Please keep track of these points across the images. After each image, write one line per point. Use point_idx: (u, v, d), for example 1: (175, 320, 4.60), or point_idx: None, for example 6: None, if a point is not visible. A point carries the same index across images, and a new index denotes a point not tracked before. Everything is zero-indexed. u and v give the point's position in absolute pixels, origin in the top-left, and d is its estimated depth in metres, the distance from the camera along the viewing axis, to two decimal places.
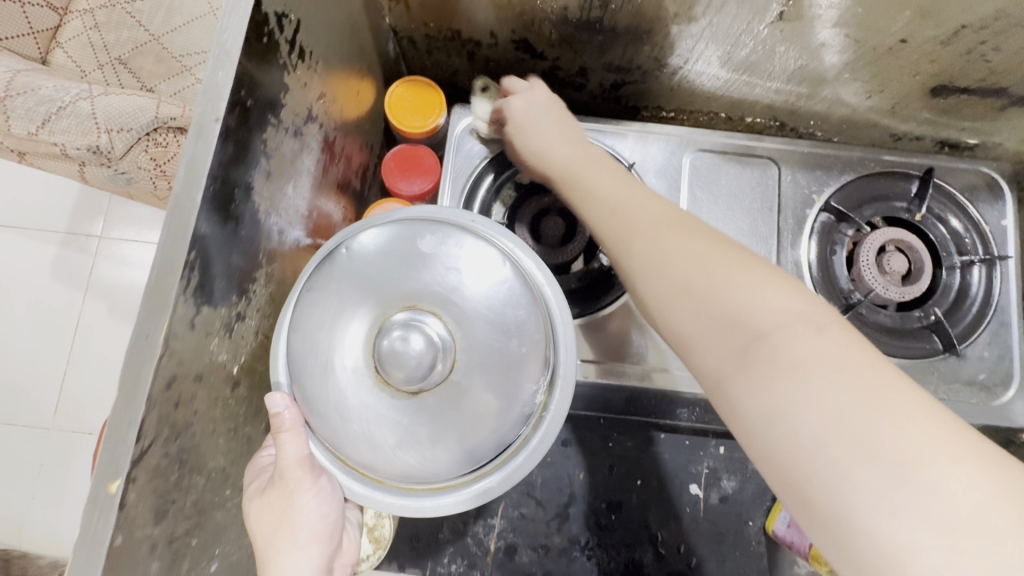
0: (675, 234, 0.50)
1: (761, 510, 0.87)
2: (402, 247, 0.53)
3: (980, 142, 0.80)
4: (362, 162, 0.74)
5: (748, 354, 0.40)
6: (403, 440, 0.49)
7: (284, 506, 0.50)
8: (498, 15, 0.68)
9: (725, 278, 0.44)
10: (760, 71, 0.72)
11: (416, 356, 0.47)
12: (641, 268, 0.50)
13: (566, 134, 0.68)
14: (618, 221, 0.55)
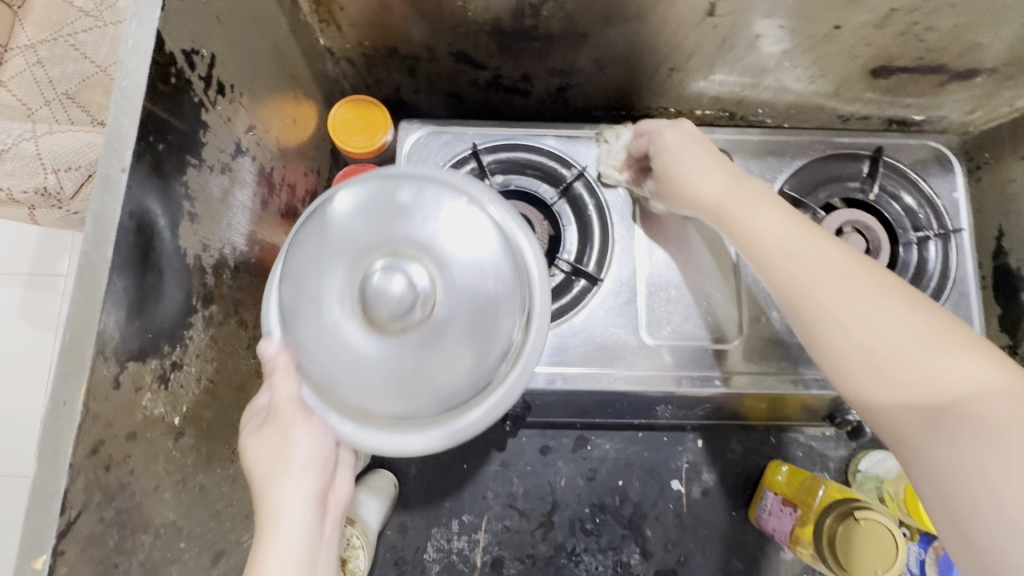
0: (866, 287, 0.45)
1: (743, 500, 0.87)
2: (384, 191, 0.48)
3: (925, 118, 0.81)
4: (308, 188, 0.72)
5: (939, 419, 0.39)
6: (382, 383, 0.46)
7: (278, 441, 0.48)
8: (432, 29, 0.67)
9: (927, 344, 0.41)
10: (702, 65, 0.71)
11: (398, 296, 0.42)
12: (823, 320, 0.46)
13: (718, 165, 0.58)
14: (794, 262, 0.48)
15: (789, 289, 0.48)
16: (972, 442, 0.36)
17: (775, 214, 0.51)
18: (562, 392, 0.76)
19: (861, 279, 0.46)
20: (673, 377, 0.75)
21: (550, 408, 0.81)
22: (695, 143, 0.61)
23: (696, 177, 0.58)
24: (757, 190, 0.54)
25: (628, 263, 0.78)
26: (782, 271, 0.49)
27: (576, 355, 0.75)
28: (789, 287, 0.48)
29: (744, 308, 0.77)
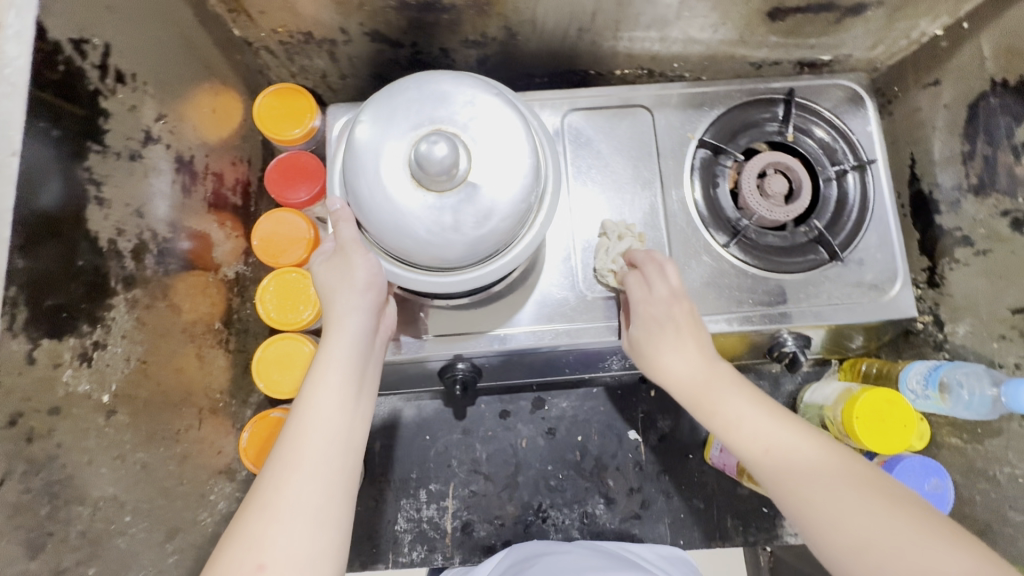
0: (850, 489, 0.52)
1: (698, 443, 0.90)
2: (430, 86, 0.62)
3: (832, 57, 0.84)
4: (239, 178, 0.74)
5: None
6: (433, 230, 0.59)
7: (342, 265, 0.61)
8: (339, 10, 0.68)
9: (909, 537, 0.48)
10: (608, 23, 0.74)
11: (440, 159, 0.56)
12: (815, 516, 0.52)
13: (703, 349, 0.63)
14: (782, 462, 0.55)
15: (782, 488, 0.54)
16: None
17: (752, 407, 0.59)
18: (509, 353, 0.79)
19: (846, 475, 0.53)
20: (613, 327, 0.78)
21: (502, 371, 0.85)
22: (685, 319, 0.64)
23: (687, 360, 0.62)
24: (736, 379, 0.61)
25: (559, 224, 0.82)
26: (775, 472, 0.55)
27: (516, 315, 0.78)
28: (783, 486, 0.54)
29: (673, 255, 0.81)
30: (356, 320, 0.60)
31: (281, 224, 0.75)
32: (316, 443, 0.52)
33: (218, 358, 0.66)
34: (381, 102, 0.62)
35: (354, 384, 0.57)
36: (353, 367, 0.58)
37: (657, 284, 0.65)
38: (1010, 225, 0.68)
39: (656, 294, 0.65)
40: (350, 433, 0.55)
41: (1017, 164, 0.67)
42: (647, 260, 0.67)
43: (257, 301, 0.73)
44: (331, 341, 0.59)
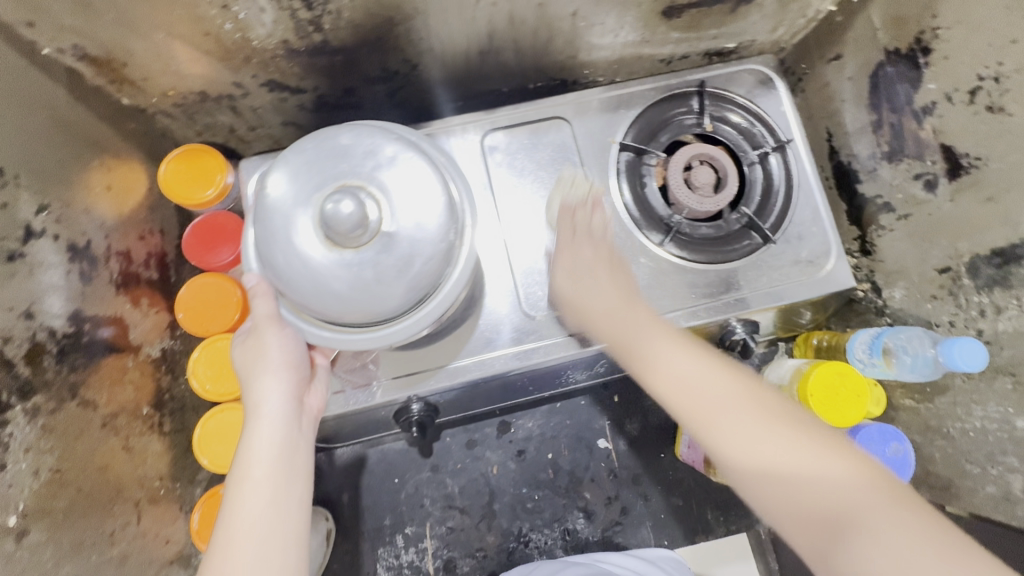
0: (752, 408, 0.54)
1: (668, 440, 0.90)
2: (327, 144, 0.60)
3: (736, 44, 0.85)
4: (151, 251, 0.71)
5: (833, 526, 0.46)
6: (356, 286, 0.58)
7: (257, 345, 0.62)
8: (227, 67, 0.66)
9: (799, 449, 0.50)
10: (507, 40, 0.73)
11: (348, 215, 0.55)
12: (726, 445, 0.53)
13: (618, 286, 0.68)
14: (686, 377, 0.58)
15: (683, 405, 0.57)
16: (864, 553, 0.44)
17: (662, 335, 0.62)
18: (463, 385, 0.78)
19: (751, 400, 0.55)
20: (561, 343, 0.77)
21: (459, 403, 0.83)
22: (597, 257, 0.71)
23: (604, 300, 0.67)
24: (655, 326, 0.63)
25: (493, 246, 0.80)
26: (676, 387, 0.58)
27: (462, 344, 0.77)
28: (684, 403, 0.57)
29: None
30: (277, 404, 0.60)
31: (205, 291, 0.72)
32: (246, 545, 0.52)
33: (152, 444, 0.64)
34: (280, 166, 0.60)
35: (281, 476, 0.57)
36: (279, 455, 0.58)
37: (598, 230, 0.73)
38: (923, 187, 0.69)
39: (586, 236, 0.73)
40: (281, 529, 0.54)
41: (920, 129, 0.68)
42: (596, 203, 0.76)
43: (189, 375, 0.70)
44: (252, 431, 0.59)
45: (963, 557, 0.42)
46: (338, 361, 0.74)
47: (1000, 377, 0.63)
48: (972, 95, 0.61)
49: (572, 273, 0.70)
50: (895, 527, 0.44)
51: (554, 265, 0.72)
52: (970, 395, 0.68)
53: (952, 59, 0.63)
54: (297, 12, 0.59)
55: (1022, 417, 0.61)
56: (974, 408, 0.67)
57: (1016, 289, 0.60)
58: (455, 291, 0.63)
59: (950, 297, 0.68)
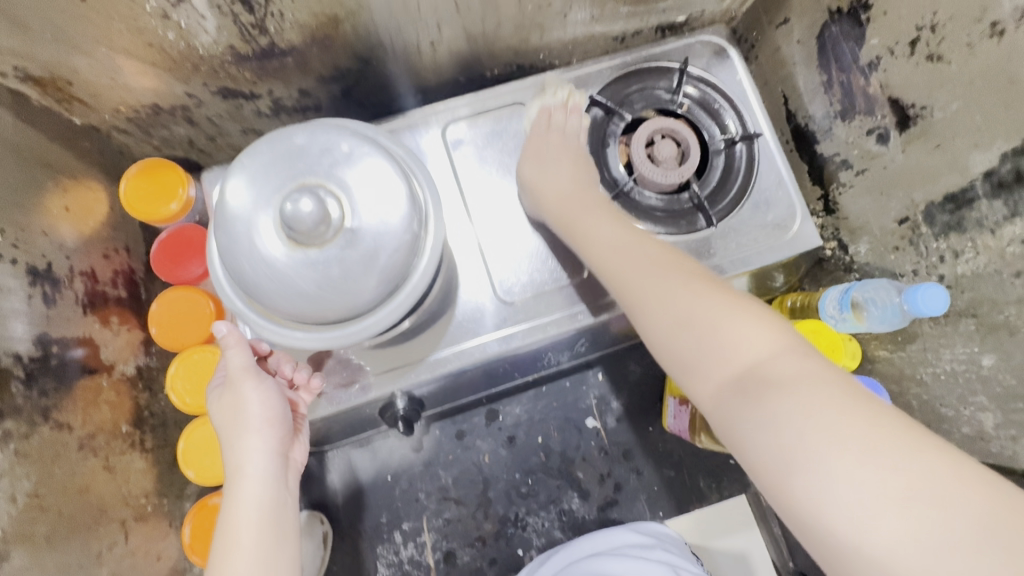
0: (681, 277, 0.58)
1: (655, 413, 0.91)
2: (283, 145, 0.60)
3: (687, 16, 0.85)
4: (118, 269, 0.70)
5: (744, 385, 0.48)
6: (324, 284, 0.58)
7: (236, 398, 0.60)
8: (176, 77, 0.65)
9: (717, 309, 0.53)
10: (456, 29, 0.73)
11: (309, 215, 0.55)
12: (644, 303, 0.58)
13: (579, 192, 0.74)
14: (619, 258, 0.63)
15: (618, 281, 0.62)
16: (769, 401, 0.46)
17: (608, 223, 0.68)
18: (445, 376, 0.78)
19: (684, 276, 0.58)
20: (538, 326, 0.78)
21: (444, 396, 0.84)
22: (565, 149, 0.79)
23: (563, 196, 0.73)
24: (606, 213, 0.70)
25: (463, 237, 0.80)
26: (615, 264, 0.63)
27: (441, 337, 0.77)
28: (620, 282, 0.62)
29: None
30: (262, 462, 0.58)
31: (178, 305, 0.72)
32: None
33: (135, 462, 0.64)
34: (238, 170, 0.60)
35: (271, 535, 0.56)
36: (268, 515, 0.57)
37: (569, 129, 0.81)
38: (876, 141, 0.70)
39: (556, 133, 0.81)
40: None
41: (868, 84, 0.69)
42: (570, 108, 0.82)
43: (167, 390, 0.70)
44: (237, 494, 0.57)
45: (869, 412, 0.42)
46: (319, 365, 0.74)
47: (963, 320, 0.65)
48: (913, 46, 0.62)
49: (534, 163, 0.78)
50: (802, 380, 0.45)
51: (526, 147, 0.80)
52: (937, 340, 0.69)
53: (892, 13, 0.64)
54: (238, 17, 0.58)
55: (986, 355, 0.63)
56: (943, 352, 0.69)
57: (970, 232, 0.61)
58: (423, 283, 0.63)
59: (912, 247, 0.69)
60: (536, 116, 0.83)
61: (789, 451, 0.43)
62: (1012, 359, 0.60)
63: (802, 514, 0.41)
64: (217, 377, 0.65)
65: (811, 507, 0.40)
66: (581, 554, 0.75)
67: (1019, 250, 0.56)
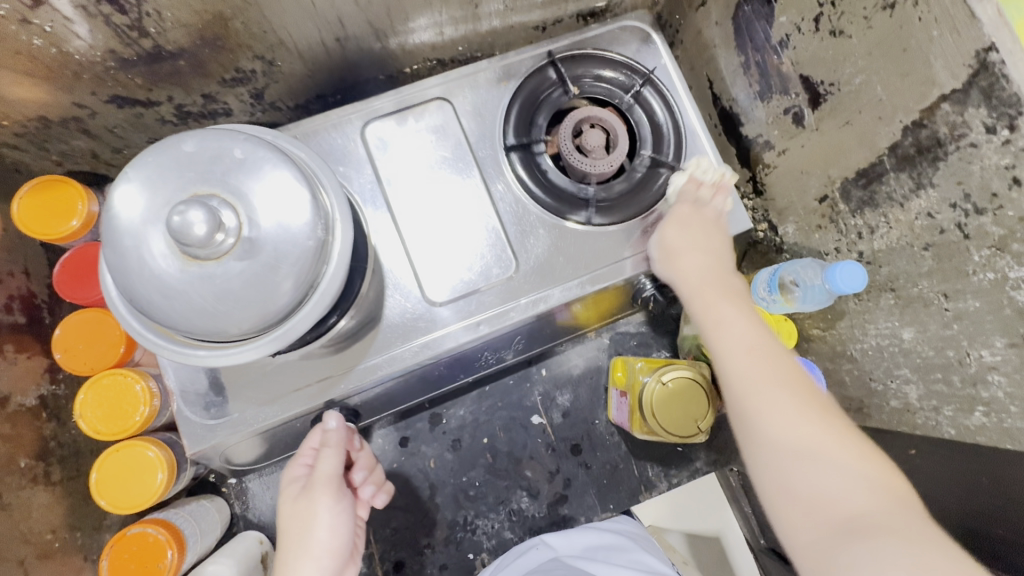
0: (805, 402, 0.53)
1: (602, 406, 0.90)
2: (171, 153, 0.57)
3: (607, 3, 0.84)
4: (15, 293, 0.67)
5: (849, 528, 0.45)
6: (221, 297, 0.55)
7: (309, 510, 0.60)
8: (56, 87, 0.61)
9: (842, 452, 0.49)
10: (361, 24, 0.70)
11: (200, 225, 0.51)
12: (764, 415, 0.53)
13: (710, 254, 0.69)
14: (751, 361, 0.56)
15: (746, 383, 0.56)
16: (877, 544, 0.42)
17: (740, 315, 0.61)
18: (377, 384, 0.76)
19: (799, 391, 0.54)
20: (470, 325, 0.76)
21: (380, 404, 0.82)
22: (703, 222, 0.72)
23: (692, 265, 0.69)
24: (729, 291, 0.65)
25: (388, 238, 0.78)
26: (733, 355, 0.58)
27: (367, 344, 0.74)
28: (744, 388, 0.55)
29: (510, 238, 0.79)
30: None
31: (84, 327, 0.69)
32: None
33: (37, 496, 0.61)
34: (124, 182, 0.57)
35: None
36: None
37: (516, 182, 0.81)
38: (793, 121, 0.70)
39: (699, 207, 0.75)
40: None
41: (781, 63, 0.69)
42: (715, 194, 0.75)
43: (76, 418, 0.66)
44: None
45: None
46: (244, 381, 0.72)
47: (883, 294, 0.65)
48: (816, 22, 0.62)
49: (680, 220, 0.73)
50: (916, 535, 0.42)
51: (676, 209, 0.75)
52: (862, 316, 0.69)
53: None
54: (110, 17, 0.55)
55: (906, 328, 0.62)
56: (868, 327, 0.69)
57: (882, 206, 0.62)
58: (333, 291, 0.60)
59: (832, 224, 0.69)
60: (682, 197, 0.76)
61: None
62: (928, 330, 0.60)
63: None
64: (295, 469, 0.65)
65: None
66: (546, 559, 0.74)
67: (927, 222, 0.57)
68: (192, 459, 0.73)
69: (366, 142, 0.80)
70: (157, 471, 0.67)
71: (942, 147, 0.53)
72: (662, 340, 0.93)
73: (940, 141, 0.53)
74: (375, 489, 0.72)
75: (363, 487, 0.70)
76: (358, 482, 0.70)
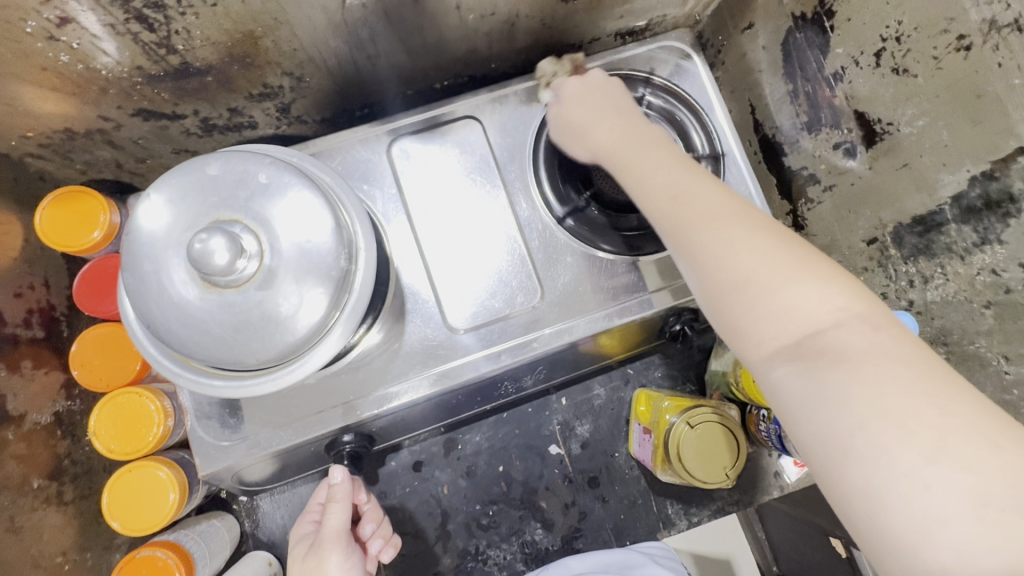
0: (741, 228, 0.46)
1: (622, 438, 0.87)
2: (195, 176, 0.55)
3: (647, 22, 0.80)
4: (35, 306, 0.66)
5: (804, 351, 0.41)
6: (241, 326, 0.54)
7: (318, 568, 0.59)
8: (83, 101, 0.60)
9: (791, 275, 0.43)
10: (392, 40, 0.68)
11: (220, 251, 0.49)
12: (704, 256, 0.47)
13: (627, 114, 0.63)
14: (686, 203, 0.50)
15: (683, 230, 0.49)
16: (828, 370, 0.40)
17: (668, 163, 0.54)
18: (395, 411, 0.74)
19: (735, 220, 0.47)
20: (492, 355, 0.74)
21: (394, 429, 0.80)
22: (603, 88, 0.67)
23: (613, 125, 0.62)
24: (658, 143, 0.58)
25: (410, 260, 0.76)
26: (664, 205, 0.51)
27: (387, 371, 0.72)
28: (677, 235, 0.49)
29: (536, 265, 0.76)
30: None
31: (103, 343, 0.68)
32: None
33: (50, 517, 0.60)
34: (146, 204, 0.55)
35: None
36: None
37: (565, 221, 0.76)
38: (843, 156, 0.66)
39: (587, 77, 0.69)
40: None
41: (834, 96, 0.65)
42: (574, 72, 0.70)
43: (91, 436, 0.65)
44: None
45: (948, 397, 0.36)
46: (261, 402, 0.70)
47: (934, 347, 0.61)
48: (878, 58, 0.58)
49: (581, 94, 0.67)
50: (872, 360, 0.39)
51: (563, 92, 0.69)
52: None
53: (855, 21, 0.59)
54: (138, 35, 0.54)
55: None
56: None
57: (939, 257, 0.58)
58: (356, 322, 0.58)
59: (881, 269, 0.65)
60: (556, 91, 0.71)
61: (844, 446, 0.38)
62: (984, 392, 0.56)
63: (858, 513, 0.37)
64: (303, 526, 0.66)
65: (865, 484, 0.37)
66: None
67: (990, 279, 0.53)
68: (204, 479, 0.72)
69: (392, 160, 0.78)
70: (169, 492, 0.66)
71: (1014, 203, 0.49)
72: (687, 373, 0.89)
73: (1013, 196, 0.49)
74: (383, 542, 0.71)
75: (372, 540, 0.70)
76: (367, 534, 0.70)
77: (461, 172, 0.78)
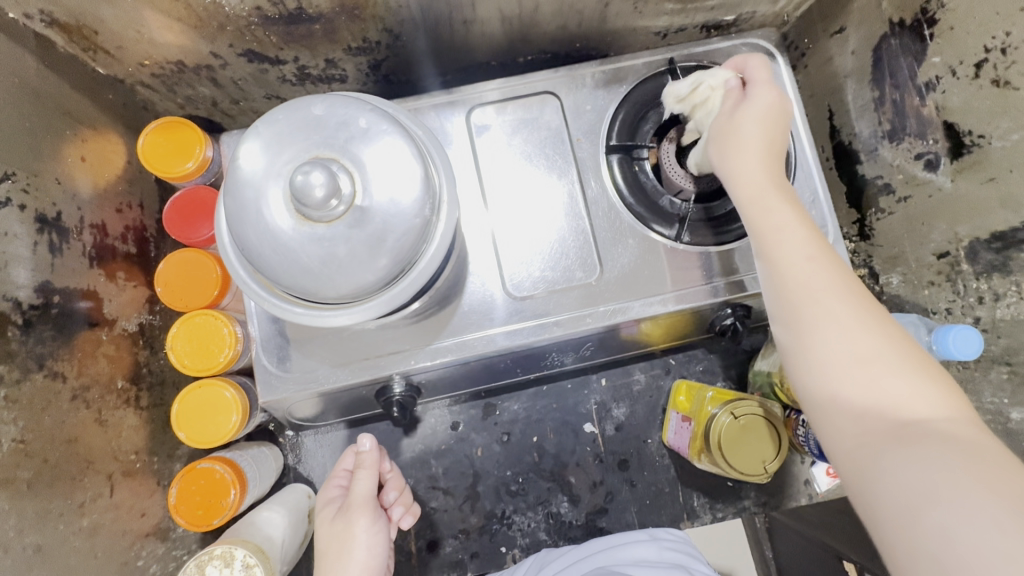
0: (857, 313, 0.48)
1: (657, 426, 0.89)
2: (324, 116, 0.59)
3: (735, 17, 0.80)
4: (130, 224, 0.71)
5: (901, 435, 0.41)
6: (328, 261, 0.57)
7: (347, 530, 0.64)
8: (202, 36, 0.64)
9: (909, 370, 0.44)
10: (490, 8, 0.70)
11: (319, 186, 0.53)
12: (816, 325, 0.48)
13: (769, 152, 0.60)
14: (808, 272, 0.50)
15: (800, 295, 0.50)
16: (922, 444, 0.40)
17: (796, 222, 0.53)
18: (445, 366, 0.77)
19: (854, 302, 0.48)
20: (545, 326, 0.76)
21: (440, 385, 0.83)
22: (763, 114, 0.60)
23: (753, 159, 0.59)
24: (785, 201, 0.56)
25: (475, 224, 0.78)
26: (785, 269, 0.51)
27: (445, 329, 0.75)
28: (797, 297, 0.50)
29: (598, 243, 0.78)
30: None
31: (184, 266, 0.72)
32: None
33: (128, 417, 0.65)
34: (252, 137, 0.59)
35: None
36: None
37: (631, 203, 0.78)
38: (924, 167, 0.66)
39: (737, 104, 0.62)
40: None
41: (923, 105, 0.65)
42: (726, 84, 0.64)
43: (168, 350, 0.70)
44: None
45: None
46: (324, 341, 0.74)
47: (994, 368, 0.61)
48: (978, 69, 0.58)
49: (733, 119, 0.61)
50: (976, 444, 0.39)
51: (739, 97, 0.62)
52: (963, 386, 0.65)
53: (957, 30, 0.59)
54: None
55: (1016, 408, 0.59)
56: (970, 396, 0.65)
57: (1015, 274, 0.58)
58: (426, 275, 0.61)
59: (948, 283, 0.65)
60: (727, 94, 0.64)
61: (923, 497, 0.37)
62: None
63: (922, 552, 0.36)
64: (331, 488, 0.70)
65: (941, 529, 0.35)
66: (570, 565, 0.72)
67: None
68: (262, 406, 0.76)
69: (469, 127, 0.80)
70: (232, 413, 0.69)
71: None
72: (729, 371, 0.90)
73: None
74: (404, 511, 0.73)
75: (393, 507, 0.72)
76: (390, 501, 0.72)
77: (534, 145, 0.80)
